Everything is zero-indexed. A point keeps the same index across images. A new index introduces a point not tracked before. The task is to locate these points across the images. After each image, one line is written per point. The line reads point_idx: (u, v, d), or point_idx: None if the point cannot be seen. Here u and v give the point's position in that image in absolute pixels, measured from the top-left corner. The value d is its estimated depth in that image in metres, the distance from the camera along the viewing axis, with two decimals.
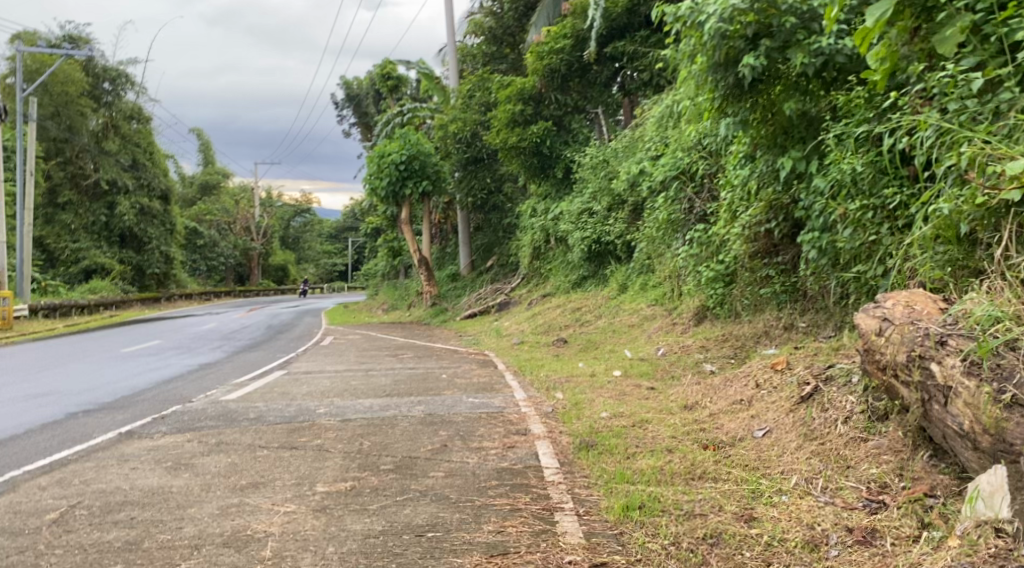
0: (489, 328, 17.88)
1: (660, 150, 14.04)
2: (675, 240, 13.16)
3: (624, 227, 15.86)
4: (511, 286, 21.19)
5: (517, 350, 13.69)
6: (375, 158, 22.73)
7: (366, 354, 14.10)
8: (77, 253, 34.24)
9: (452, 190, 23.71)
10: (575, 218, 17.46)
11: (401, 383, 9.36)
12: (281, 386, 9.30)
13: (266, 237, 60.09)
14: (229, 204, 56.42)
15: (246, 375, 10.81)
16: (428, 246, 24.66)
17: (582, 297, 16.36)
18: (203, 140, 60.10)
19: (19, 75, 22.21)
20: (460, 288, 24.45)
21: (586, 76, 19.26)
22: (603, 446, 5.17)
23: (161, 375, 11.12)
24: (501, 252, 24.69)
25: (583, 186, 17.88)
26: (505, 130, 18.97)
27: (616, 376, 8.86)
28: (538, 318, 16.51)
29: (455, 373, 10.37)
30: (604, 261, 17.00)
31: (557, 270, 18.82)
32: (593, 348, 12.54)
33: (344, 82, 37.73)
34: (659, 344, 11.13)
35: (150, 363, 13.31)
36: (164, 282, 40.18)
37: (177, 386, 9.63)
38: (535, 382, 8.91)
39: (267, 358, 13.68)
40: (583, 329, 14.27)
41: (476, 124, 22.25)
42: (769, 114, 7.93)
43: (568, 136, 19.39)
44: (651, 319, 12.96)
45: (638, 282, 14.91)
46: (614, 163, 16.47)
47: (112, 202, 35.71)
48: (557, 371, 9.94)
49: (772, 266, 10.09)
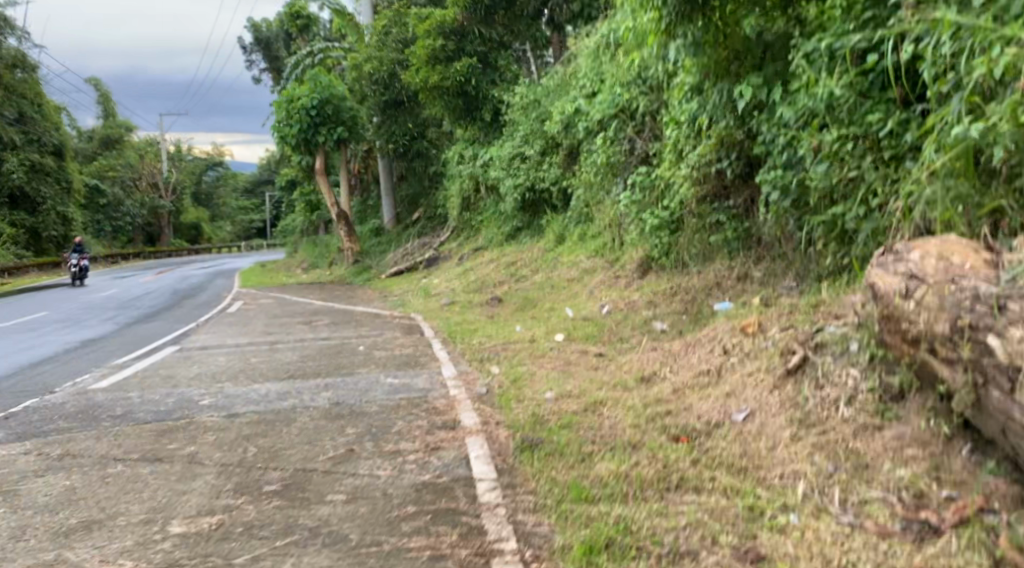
0: (417, 286, 16.69)
1: (595, 87, 12.92)
2: (614, 185, 12.21)
3: (559, 173, 14.75)
4: (441, 240, 19.96)
5: (446, 311, 12.59)
6: (284, 104, 20.96)
7: (279, 321, 12.77)
8: None
9: (373, 138, 22.14)
10: (506, 165, 16.23)
11: (312, 358, 8.12)
12: (168, 368, 7.93)
13: (179, 194, 56.79)
14: (135, 159, 52.95)
15: (131, 354, 9.39)
16: (349, 199, 23.13)
17: (516, 250, 15.32)
18: (104, 93, 56.08)
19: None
20: (386, 244, 22.97)
21: (512, 8, 17.70)
22: (551, 444, 4.10)
23: (30, 357, 9.59)
24: (429, 204, 23.32)
25: (513, 130, 16.55)
26: (425, 68, 17.51)
27: (557, 342, 7.86)
28: (469, 274, 15.39)
29: (376, 343, 9.21)
30: (539, 211, 15.98)
31: (488, 222, 17.67)
32: (529, 307, 11.51)
33: (253, 24, 35.17)
34: (602, 301, 10.18)
35: (27, 341, 11.67)
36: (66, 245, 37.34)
37: (43, 372, 8.18)
38: (466, 352, 7.82)
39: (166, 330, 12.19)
40: (518, 285, 13.23)
41: (395, 64, 20.71)
42: (726, 35, 6.82)
43: (495, 74, 17.96)
44: (592, 273, 11.97)
45: (575, 232, 13.88)
46: (545, 103, 15.27)
47: (0, 159, 32.50)
48: (492, 337, 8.86)
49: (722, 212, 9.31)
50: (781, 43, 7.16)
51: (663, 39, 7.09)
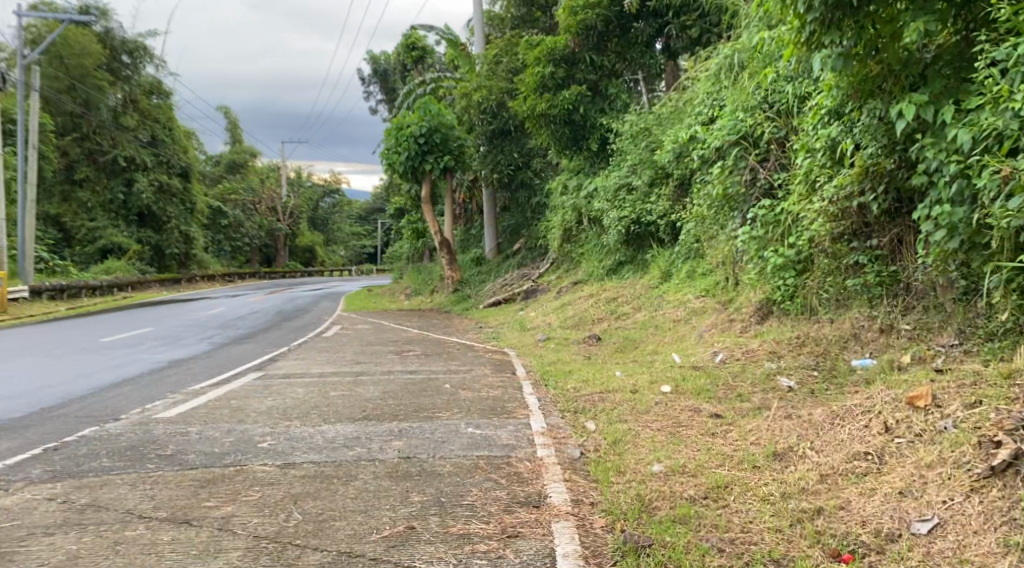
0: (513, 319, 15.96)
1: (715, 114, 11.76)
2: (732, 219, 11.08)
3: (668, 205, 13.75)
4: (539, 271, 19.20)
5: (541, 348, 11.75)
6: (393, 132, 21.01)
7: (367, 350, 12.26)
8: (93, 232, 32.71)
9: (477, 166, 21.79)
10: (611, 196, 15.30)
11: (391, 397, 7.37)
12: (238, 399, 7.38)
13: (292, 217, 58.81)
14: (254, 184, 55.35)
15: (209, 379, 8.97)
16: (449, 227, 22.74)
17: (618, 286, 14.37)
18: (231, 120, 59.10)
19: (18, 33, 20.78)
20: (484, 273, 22.40)
21: (626, 35, 16.99)
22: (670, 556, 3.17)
23: (113, 376, 9.34)
24: (530, 234, 22.61)
25: (621, 159, 15.65)
26: (533, 96, 16.93)
27: (666, 395, 6.86)
28: (568, 309, 14.51)
29: (462, 382, 8.44)
30: (644, 243, 14.98)
31: (590, 254, 16.81)
32: (632, 349, 10.52)
33: (371, 56, 35.91)
34: (714, 347, 9.10)
35: (120, 357, 11.60)
36: (185, 263, 39.01)
37: (117, 395, 7.82)
38: (559, 401, 6.92)
39: (252, 355, 11.85)
40: (620, 324, 12.25)
41: (503, 93, 20.26)
42: (883, 47, 5.79)
43: (604, 102, 16.99)
44: (703, 315, 10.90)
45: (685, 268, 12.78)
46: (658, 131, 14.31)
47: (130, 179, 34.18)
48: (592, 382, 7.94)
49: (863, 252, 8.15)
50: (950, 54, 6.03)
51: (805, 52, 6.12)
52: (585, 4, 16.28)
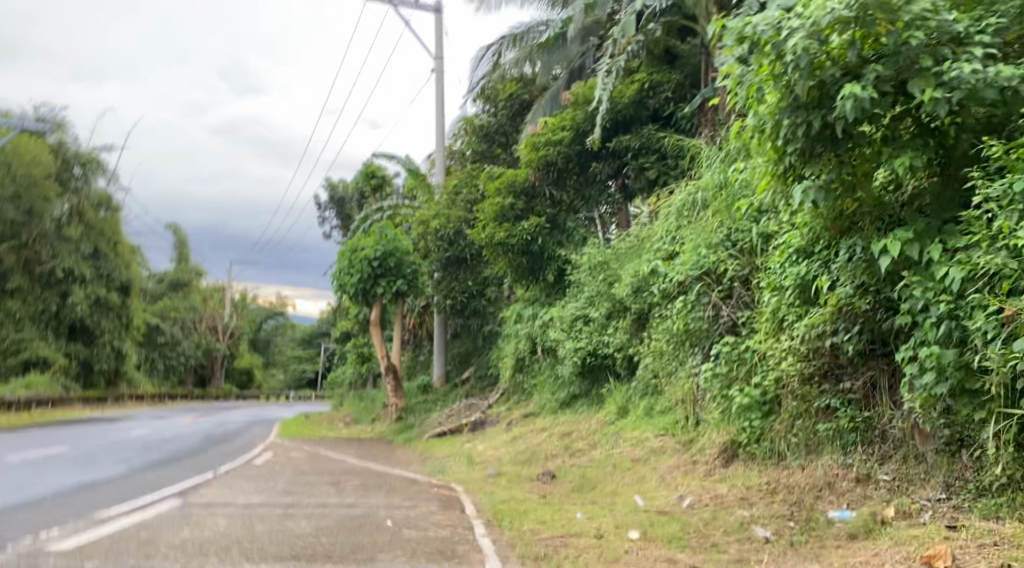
0: (459, 451, 15.10)
1: (676, 250, 11.72)
2: (693, 355, 10.82)
3: (624, 339, 13.38)
4: (488, 402, 18.51)
5: (491, 484, 10.92)
6: (347, 254, 20.76)
7: (302, 480, 11.27)
8: (18, 345, 31.75)
9: (429, 292, 21.42)
10: (567, 327, 15.01)
11: (326, 533, 6.54)
12: (150, 530, 6.45)
13: (234, 337, 57.09)
14: (197, 301, 53.99)
15: (118, 505, 7.92)
16: (397, 352, 22.08)
17: (572, 421, 13.79)
18: (180, 237, 58.42)
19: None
20: (430, 403, 21.57)
21: (586, 173, 17.30)
22: None
23: (6, 499, 8.21)
24: (480, 364, 22.00)
25: (577, 291, 15.51)
26: (492, 225, 17.05)
27: (635, 543, 6.22)
28: (517, 443, 13.78)
29: (406, 518, 7.63)
30: (599, 377, 14.56)
31: (542, 386, 16.32)
32: (588, 490, 9.84)
33: (329, 183, 36.27)
34: (677, 491, 8.54)
35: (20, 478, 10.35)
36: (113, 380, 37.02)
37: (7, 521, 6.79)
38: (516, 544, 6.22)
39: (174, 480, 10.73)
40: (575, 461, 11.60)
41: (461, 222, 20.41)
42: (858, 183, 5.98)
43: (563, 235, 17.17)
44: (662, 455, 10.37)
45: (643, 404, 12.34)
46: (615, 265, 14.28)
47: (65, 290, 32.86)
48: (552, 524, 7.24)
49: (834, 396, 7.81)
50: None
51: (784, 184, 6.26)
52: (546, 141, 16.61)
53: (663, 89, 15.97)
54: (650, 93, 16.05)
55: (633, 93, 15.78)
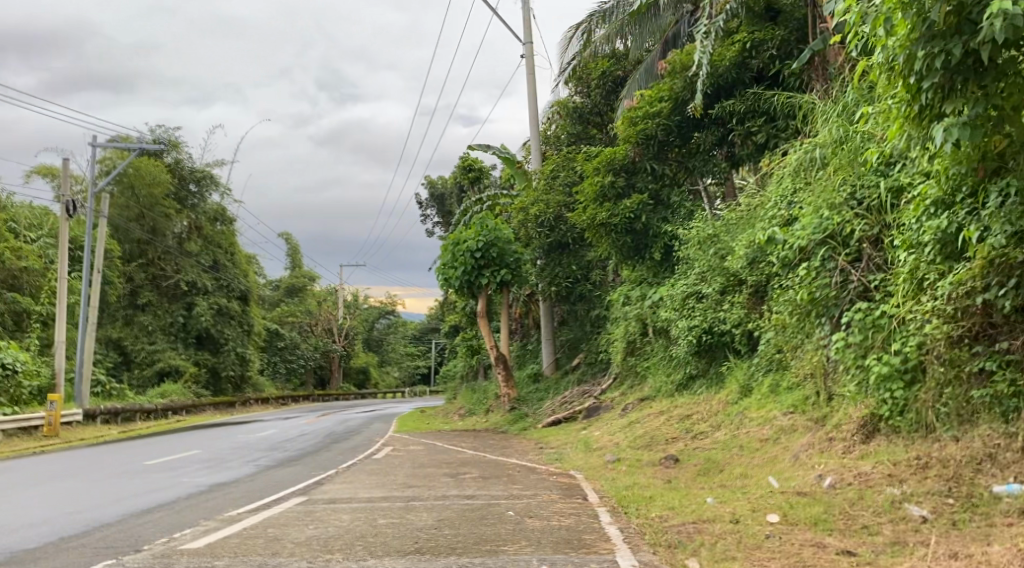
0: (576, 439, 14.86)
1: (794, 216, 10.99)
2: (820, 325, 10.22)
3: (742, 314, 12.87)
4: (601, 388, 18.15)
5: (612, 471, 10.63)
6: (450, 247, 20.93)
7: (422, 473, 11.34)
8: (153, 355, 32.96)
9: (534, 280, 21.40)
10: (678, 305, 14.48)
11: (448, 526, 6.45)
12: (276, 527, 6.55)
13: (349, 339, 59.03)
14: (312, 306, 56.15)
15: (249, 503, 8.16)
16: (506, 342, 22.07)
17: (692, 402, 13.30)
18: (293, 245, 60.97)
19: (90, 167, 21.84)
20: (542, 391, 21.45)
21: (688, 145, 16.66)
22: None
23: (147, 501, 8.62)
24: (590, 349, 21.64)
25: (687, 268, 14.94)
26: (592, 206, 16.75)
27: (775, 528, 5.82)
28: (635, 428, 13.41)
29: (528, 509, 7.47)
30: (716, 356, 13.97)
31: (656, 368, 15.86)
32: (714, 473, 9.38)
33: (429, 181, 36.75)
34: (816, 471, 8.02)
35: (160, 480, 10.92)
36: (242, 385, 39.00)
37: (145, 522, 7.08)
38: (646, 534, 5.94)
39: (300, 477, 11.04)
40: (697, 444, 11.15)
41: (561, 207, 20.15)
42: (1008, 117, 5.30)
43: (667, 211, 16.41)
44: (795, 435, 9.79)
45: (767, 381, 11.71)
46: (726, 238, 13.65)
47: (191, 303, 34.78)
48: (681, 511, 6.89)
49: (990, 358, 7.08)
50: None
51: (921, 127, 5.60)
52: (644, 114, 16.20)
53: (767, 47, 14.90)
54: (752, 54, 15.20)
55: (733, 56, 15.08)
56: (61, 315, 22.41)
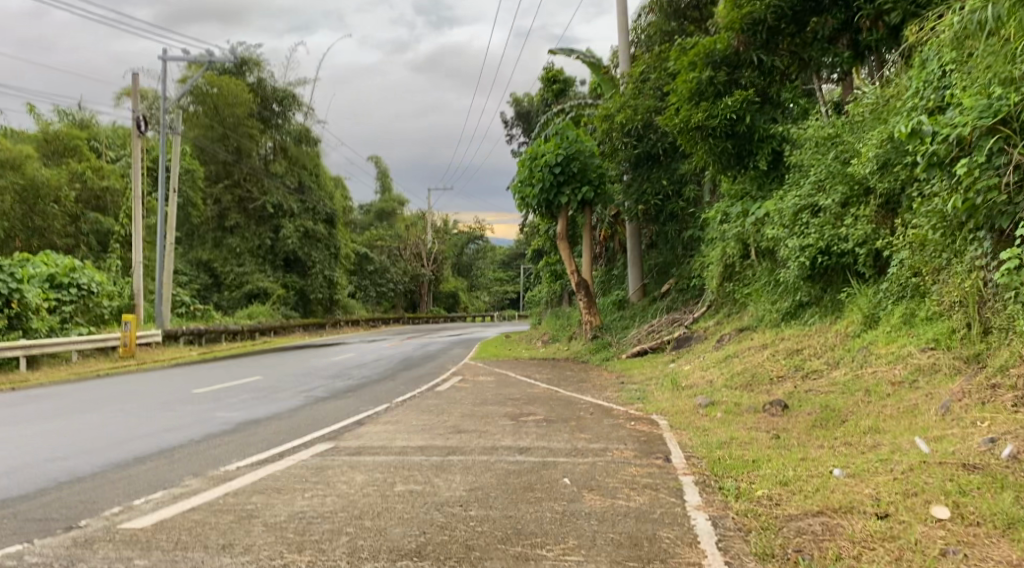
0: (662, 373, 13.07)
1: (949, 102, 8.44)
2: (975, 240, 8.07)
3: (868, 230, 10.57)
4: (694, 316, 16.21)
5: (706, 418, 8.75)
6: (527, 162, 18.98)
7: (480, 412, 9.80)
8: (241, 277, 32.81)
9: (619, 198, 19.32)
10: (789, 221, 12.11)
11: (476, 504, 4.81)
12: (264, 494, 5.05)
13: (438, 263, 58.29)
14: (401, 230, 55.70)
15: (261, 453, 6.77)
16: (587, 266, 20.19)
17: (801, 335, 11.20)
18: (382, 169, 60.46)
19: (160, 79, 21.40)
20: (628, 318, 19.61)
21: (804, 33, 13.77)
22: None
23: (154, 442, 7.39)
24: (681, 273, 19.51)
25: (800, 178, 12.53)
26: (686, 106, 14.27)
27: (958, 550, 3.82)
28: (733, 364, 11.44)
29: (597, 475, 5.72)
30: (832, 280, 11.78)
31: (759, 294, 13.80)
32: (836, 426, 7.40)
33: (514, 98, 34.44)
34: (983, 433, 5.94)
35: (190, 414, 9.77)
36: (329, 309, 38.73)
37: (126, 477, 5.72)
38: (758, 539, 4.15)
39: (343, 415, 9.73)
40: (809, 385, 9.16)
41: (651, 113, 17.72)
42: None
43: (777, 111, 14.18)
44: (940, 379, 7.63)
45: (898, 311, 9.53)
46: (851, 138, 11.30)
47: (277, 226, 34.36)
48: (801, 492, 4.99)
49: None
50: None
51: None
52: None
53: None
54: None
55: None
56: (136, 234, 21.92)
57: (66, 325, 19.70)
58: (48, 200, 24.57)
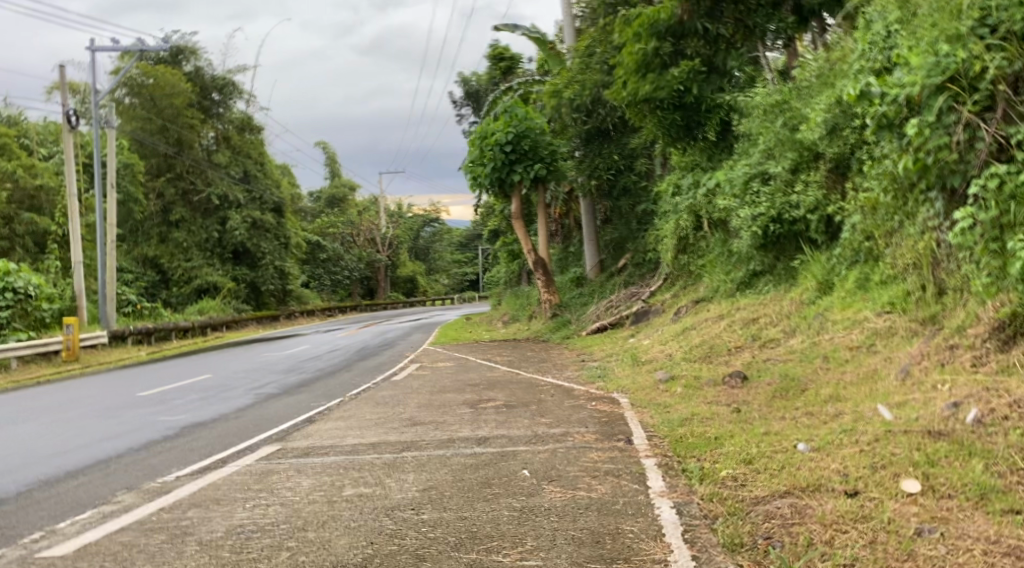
0: (621, 349, 12.95)
1: (895, 63, 8.30)
2: (927, 202, 7.99)
3: (819, 196, 10.48)
4: (651, 290, 16.10)
5: (667, 394, 8.59)
6: (477, 142, 18.57)
7: (437, 400, 9.51)
8: (190, 272, 31.96)
9: (572, 174, 19.06)
10: (740, 191, 11.99)
11: (430, 505, 4.52)
12: (202, 508, 4.69)
13: (393, 248, 57.56)
14: (354, 216, 54.80)
15: (203, 459, 6.39)
16: (542, 245, 19.96)
17: (757, 304, 11.10)
18: (331, 155, 59.31)
19: (91, 70, 20.37)
20: (586, 295, 19.45)
21: None
22: None
23: (89, 453, 6.93)
24: (637, 247, 19.42)
25: (750, 146, 12.40)
26: (633, 79, 14.01)
27: (934, 528, 3.65)
28: (691, 336, 11.33)
29: (557, 464, 5.47)
30: (786, 248, 11.71)
31: (713, 265, 13.71)
32: (797, 395, 7.29)
33: (462, 78, 33.85)
34: (945, 398, 5.84)
35: (132, 420, 9.29)
36: (284, 299, 37.93)
37: (52, 496, 5.30)
38: (727, 528, 3.94)
39: (294, 411, 9.34)
40: (768, 354, 9.06)
41: (600, 86, 17.45)
42: None
43: (724, 80, 14.07)
44: (898, 343, 7.56)
45: (853, 275, 9.47)
46: (798, 103, 11.20)
47: (225, 217, 33.37)
48: (766, 471, 4.82)
49: None
50: None
51: None
52: None
53: None
54: None
55: None
56: (73, 232, 20.97)
57: (3, 331, 18.81)
58: None
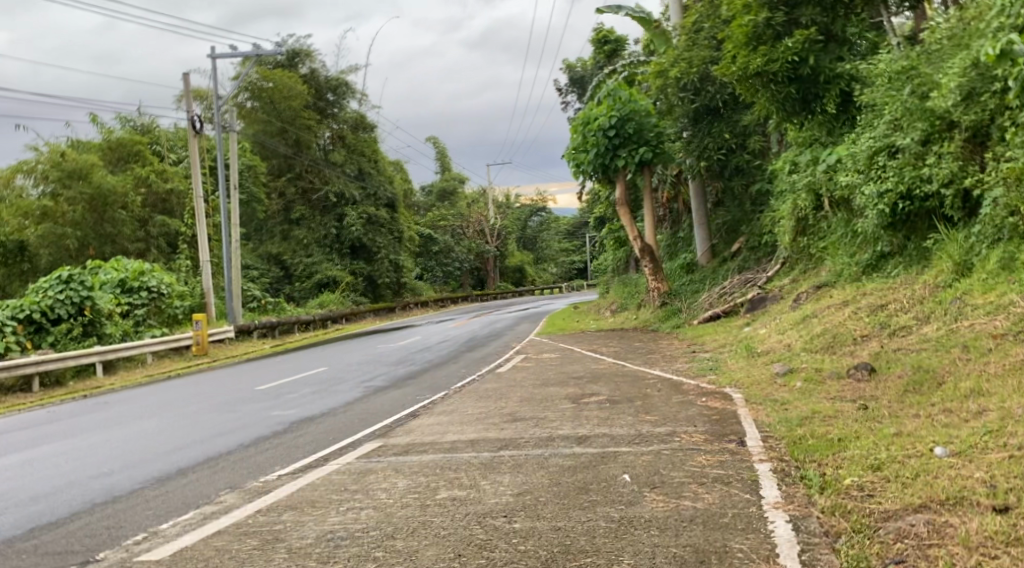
0: (736, 339, 12.30)
1: None
2: None
3: (954, 167, 9.53)
4: (768, 275, 15.26)
5: (785, 388, 8.02)
6: (580, 128, 18.20)
7: (541, 395, 9.30)
8: (311, 267, 33.15)
9: (680, 157, 18.36)
10: (864, 166, 11.10)
11: (523, 513, 4.30)
12: (297, 511, 4.67)
13: (502, 238, 57.93)
14: (463, 208, 55.46)
15: (306, 457, 6.45)
16: (650, 230, 19.37)
17: (885, 288, 10.25)
18: (440, 148, 60.28)
19: (211, 77, 21.39)
20: (697, 281, 18.72)
21: None
22: None
23: (203, 449, 7.17)
24: (751, 231, 18.51)
25: (874, 117, 11.45)
26: (742, 53, 13.12)
27: None
28: (812, 325, 10.60)
29: (662, 469, 5.12)
30: (916, 227, 10.74)
31: (836, 247, 12.81)
32: (933, 390, 6.59)
33: (567, 64, 33.41)
34: None
35: (248, 414, 9.62)
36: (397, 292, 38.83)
37: (162, 493, 5.45)
38: (851, 548, 3.50)
39: (399, 406, 9.38)
40: (899, 343, 8.31)
41: (708, 63, 16.75)
42: None
43: (843, 49, 13.10)
44: None
45: (995, 255, 8.52)
46: (927, 68, 10.23)
47: (341, 214, 34.11)
48: (898, 479, 4.31)
49: None
50: None
51: None
52: None
53: None
54: None
55: None
56: (199, 233, 22.14)
57: (140, 327, 20.10)
58: (115, 207, 25.12)
